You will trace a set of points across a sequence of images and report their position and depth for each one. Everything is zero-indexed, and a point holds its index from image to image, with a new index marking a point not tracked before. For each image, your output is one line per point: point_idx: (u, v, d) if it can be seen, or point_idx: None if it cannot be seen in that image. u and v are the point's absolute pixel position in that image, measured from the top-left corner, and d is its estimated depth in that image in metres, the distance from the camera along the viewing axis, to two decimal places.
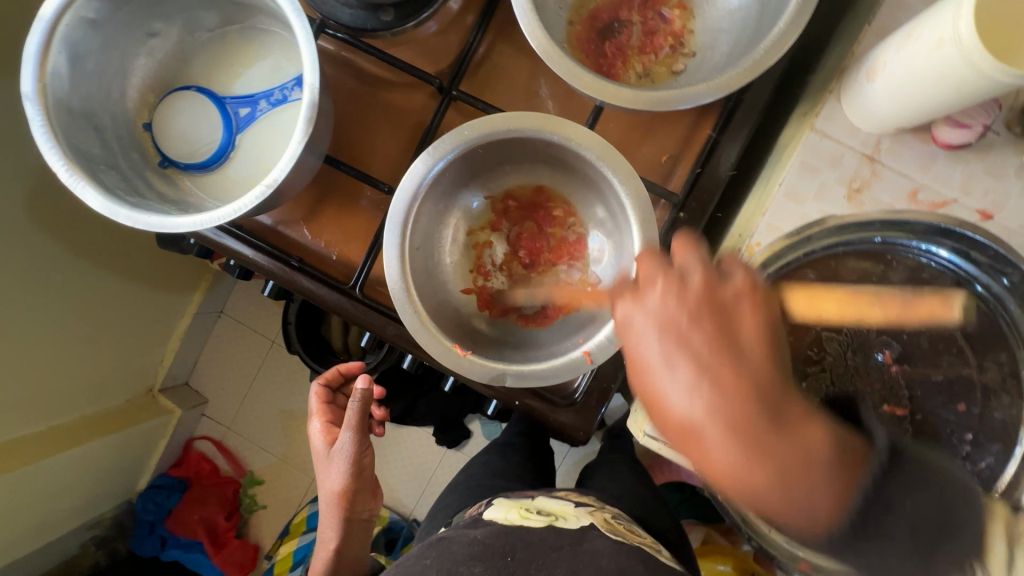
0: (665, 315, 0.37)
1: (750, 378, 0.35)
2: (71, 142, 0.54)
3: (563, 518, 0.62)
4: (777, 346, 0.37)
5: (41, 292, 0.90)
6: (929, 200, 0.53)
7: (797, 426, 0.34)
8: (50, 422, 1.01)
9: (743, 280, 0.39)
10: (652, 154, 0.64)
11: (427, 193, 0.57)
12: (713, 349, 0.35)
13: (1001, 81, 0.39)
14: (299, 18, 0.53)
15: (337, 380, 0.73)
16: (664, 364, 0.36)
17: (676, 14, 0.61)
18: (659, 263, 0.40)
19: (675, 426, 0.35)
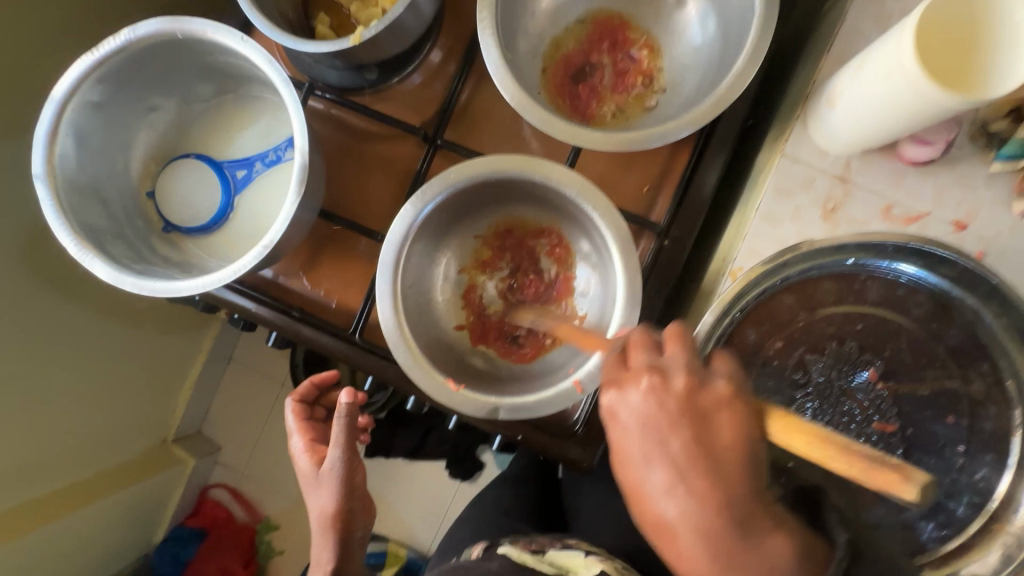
0: (647, 417, 0.39)
1: (722, 487, 0.37)
2: (79, 218, 0.57)
3: (572, 574, 0.60)
4: (756, 462, 0.38)
5: (58, 354, 0.92)
6: (902, 215, 0.55)
7: (766, 537, 0.37)
8: (66, 481, 1.02)
9: (726, 386, 0.39)
10: (634, 185, 0.67)
11: (418, 235, 0.59)
12: (691, 455, 0.37)
13: (947, 102, 0.41)
14: (287, 87, 0.57)
15: (312, 394, 0.73)
16: (643, 462, 0.39)
17: (645, 53, 0.64)
18: (650, 354, 0.42)
19: (651, 520, 0.39)
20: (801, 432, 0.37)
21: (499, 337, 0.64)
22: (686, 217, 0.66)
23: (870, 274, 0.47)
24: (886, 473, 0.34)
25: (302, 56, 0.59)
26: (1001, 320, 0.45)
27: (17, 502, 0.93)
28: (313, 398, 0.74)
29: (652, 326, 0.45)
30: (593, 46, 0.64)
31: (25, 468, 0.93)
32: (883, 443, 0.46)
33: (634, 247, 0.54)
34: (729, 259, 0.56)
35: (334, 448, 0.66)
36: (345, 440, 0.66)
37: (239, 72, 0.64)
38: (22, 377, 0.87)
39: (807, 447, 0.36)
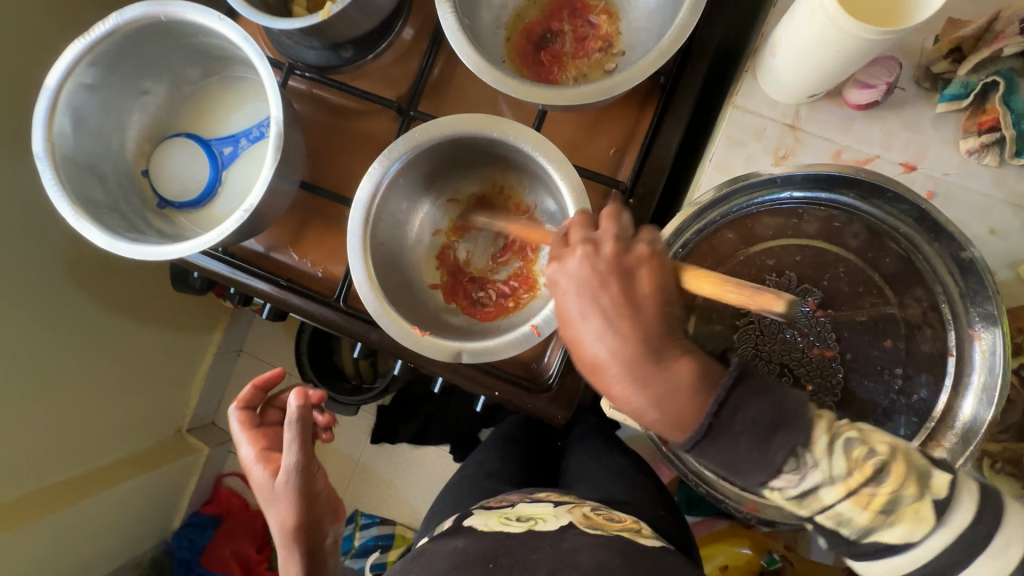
0: (582, 278, 0.40)
1: (641, 324, 0.39)
2: (78, 191, 0.62)
3: (542, 522, 0.64)
4: (670, 308, 0.40)
5: (75, 339, 0.97)
6: (853, 159, 0.56)
7: (676, 363, 0.38)
8: (90, 464, 1.07)
9: (647, 248, 0.41)
10: (600, 149, 0.69)
11: (387, 195, 0.61)
12: (617, 306, 0.39)
13: (869, 38, 0.43)
14: (263, 62, 0.61)
15: (256, 400, 0.76)
16: (578, 316, 0.40)
17: (603, 19, 0.66)
18: (586, 230, 0.43)
19: (586, 361, 0.40)
20: (708, 276, 0.38)
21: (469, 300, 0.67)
22: (650, 177, 0.68)
23: (806, 206, 0.47)
24: (761, 295, 0.34)
25: (277, 32, 0.62)
26: (935, 245, 0.45)
27: (45, 482, 0.98)
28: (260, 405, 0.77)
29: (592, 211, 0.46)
30: (554, 14, 0.66)
31: (50, 449, 0.98)
32: (823, 367, 0.47)
33: (586, 196, 0.55)
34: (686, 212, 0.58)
35: (288, 456, 0.66)
36: (299, 446, 0.66)
37: (222, 54, 0.69)
38: (43, 359, 0.92)
39: (713, 289, 0.37)
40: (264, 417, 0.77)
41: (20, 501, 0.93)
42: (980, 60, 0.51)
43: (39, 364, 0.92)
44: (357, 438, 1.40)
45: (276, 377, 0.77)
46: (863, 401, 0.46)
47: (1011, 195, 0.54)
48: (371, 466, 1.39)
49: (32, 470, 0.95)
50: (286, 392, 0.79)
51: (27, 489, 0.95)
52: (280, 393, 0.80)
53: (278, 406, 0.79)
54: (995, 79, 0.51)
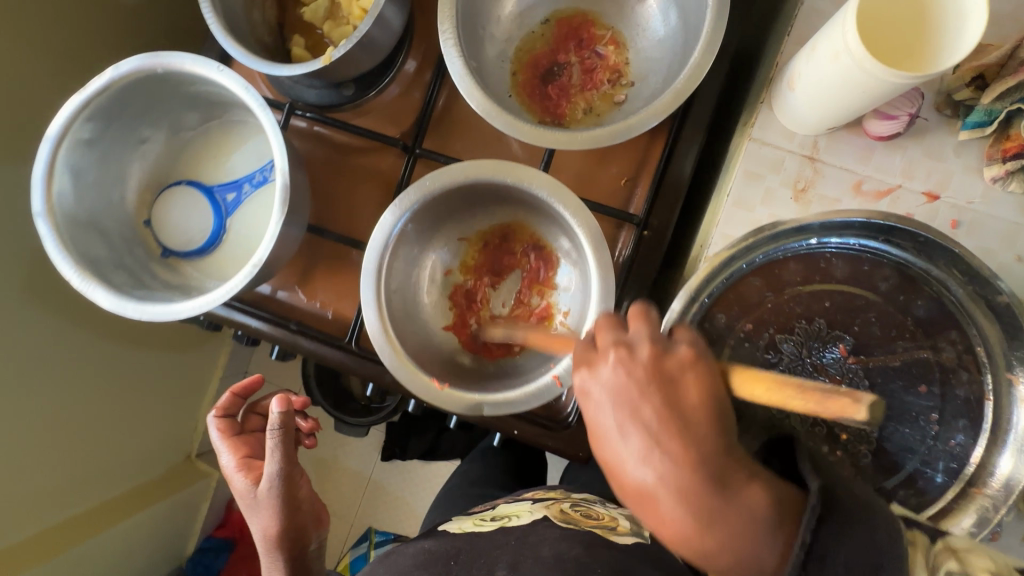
0: (617, 387, 0.42)
1: (694, 445, 0.39)
2: (81, 251, 0.61)
3: (514, 518, 0.67)
4: (721, 417, 0.41)
5: (79, 373, 0.94)
6: (873, 189, 0.55)
7: (742, 490, 0.38)
8: (101, 497, 1.04)
9: (686, 350, 0.43)
10: (611, 179, 0.67)
11: (398, 243, 0.61)
12: (662, 419, 0.40)
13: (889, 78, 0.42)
14: (265, 112, 0.59)
15: (235, 407, 0.73)
16: (619, 432, 0.41)
17: (611, 49, 0.65)
18: (615, 332, 0.46)
19: (632, 489, 0.40)
20: (758, 378, 0.41)
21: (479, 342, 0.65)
22: (663, 206, 0.66)
23: (837, 251, 0.47)
24: (839, 399, 0.37)
25: (277, 79, 0.61)
26: (966, 290, 0.44)
27: (66, 517, 0.96)
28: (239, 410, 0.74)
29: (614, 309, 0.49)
30: (560, 46, 0.65)
31: (69, 483, 0.95)
32: (856, 414, 0.46)
33: (605, 243, 0.55)
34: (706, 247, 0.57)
35: (270, 464, 0.64)
36: (282, 453, 0.64)
37: (221, 99, 0.67)
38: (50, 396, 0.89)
39: (770, 394, 0.40)
40: (245, 423, 0.75)
41: (40, 538, 0.91)
42: (1003, 90, 0.49)
43: (51, 401, 0.90)
44: (368, 455, 1.38)
45: (255, 384, 0.74)
46: (896, 449, 0.46)
47: None
48: (383, 482, 1.37)
49: (52, 505, 0.93)
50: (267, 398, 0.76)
51: (47, 525, 0.93)
52: (262, 398, 0.78)
53: (259, 412, 0.76)
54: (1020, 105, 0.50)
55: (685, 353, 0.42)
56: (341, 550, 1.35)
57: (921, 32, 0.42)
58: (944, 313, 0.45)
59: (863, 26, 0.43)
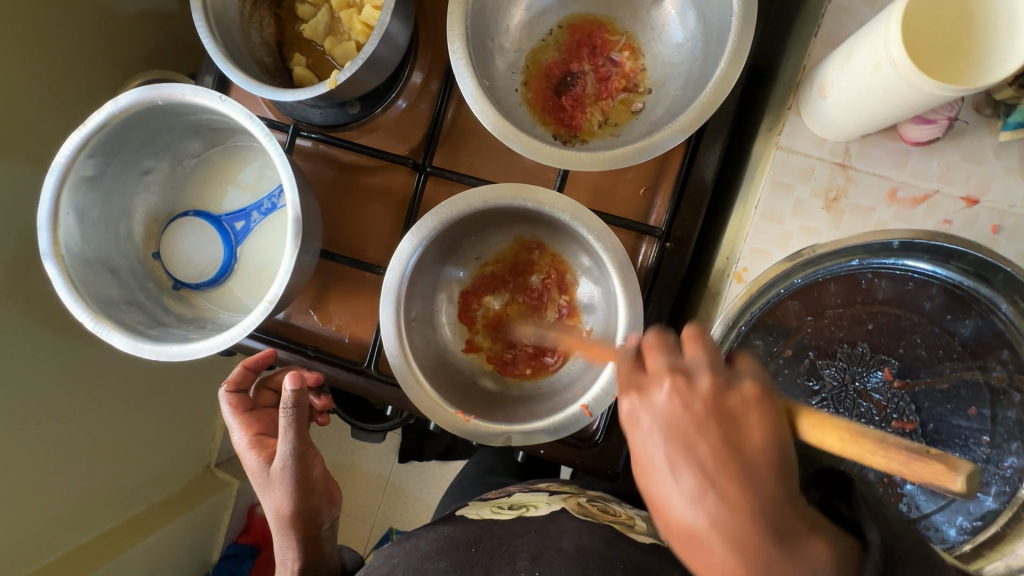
0: (671, 420, 0.39)
1: (754, 490, 0.36)
2: (92, 292, 0.59)
3: (534, 508, 0.66)
4: (786, 465, 0.37)
5: (93, 386, 0.88)
6: (909, 196, 0.53)
7: (806, 548, 0.35)
8: (123, 515, 0.97)
9: (753, 386, 0.39)
10: (630, 189, 0.64)
11: (416, 271, 0.59)
12: (720, 460, 0.37)
13: (929, 88, 0.39)
14: (271, 141, 0.57)
15: (247, 381, 0.68)
16: (668, 468, 0.38)
17: (626, 55, 0.62)
18: (667, 355, 0.42)
19: (680, 530, 0.37)
20: (831, 426, 0.36)
21: (470, 314, 0.65)
22: (689, 212, 0.64)
23: (876, 272, 0.50)
24: (930, 464, 0.32)
25: (280, 105, 0.59)
26: (1015, 309, 0.47)
27: (107, 526, 0.94)
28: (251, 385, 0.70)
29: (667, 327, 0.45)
30: (572, 55, 0.62)
31: (93, 501, 0.91)
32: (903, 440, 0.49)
33: (632, 267, 0.54)
34: (734, 260, 0.55)
35: (283, 443, 0.61)
36: (295, 432, 0.61)
37: (223, 125, 0.65)
38: (65, 410, 0.83)
39: (844, 445, 0.35)
40: (257, 398, 0.71)
41: (83, 550, 0.89)
42: None
43: (84, 414, 0.87)
44: (386, 458, 1.34)
45: (268, 359, 0.68)
46: None
47: None
48: (402, 484, 1.34)
49: (95, 515, 0.91)
50: (281, 372, 0.72)
51: (90, 535, 0.91)
52: (275, 371, 0.73)
53: (272, 387, 0.72)
54: None
55: (749, 391, 0.38)
56: (363, 553, 1.31)
57: (966, 37, 0.39)
58: (995, 336, 0.48)
59: (909, 28, 0.40)
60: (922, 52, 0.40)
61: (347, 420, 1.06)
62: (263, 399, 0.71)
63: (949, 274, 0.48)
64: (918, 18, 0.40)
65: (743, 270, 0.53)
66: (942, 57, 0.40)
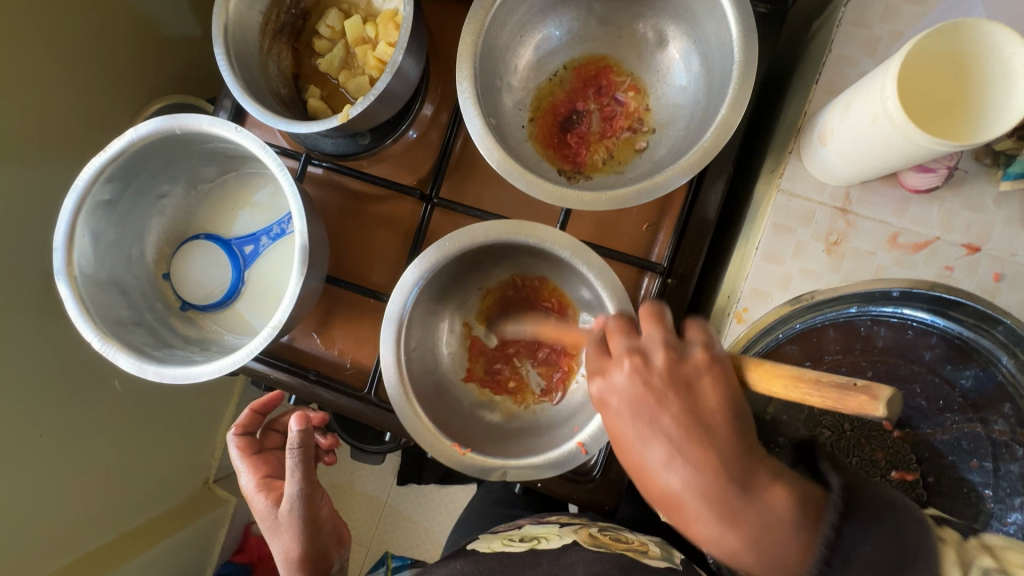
0: (634, 396, 0.43)
1: (715, 452, 0.40)
2: (102, 312, 0.61)
3: (545, 540, 0.65)
4: (738, 412, 0.42)
5: (97, 399, 0.88)
6: (909, 242, 0.53)
7: (766, 492, 0.39)
8: (120, 530, 0.97)
9: (702, 352, 0.43)
10: (633, 225, 0.65)
11: (417, 302, 0.60)
12: (681, 426, 0.41)
13: (923, 142, 0.40)
14: (283, 172, 0.58)
15: (254, 424, 0.70)
16: (639, 441, 0.43)
17: (631, 96, 0.63)
18: (627, 338, 0.46)
19: (659, 492, 0.42)
20: (774, 375, 0.41)
21: (475, 345, 0.66)
22: (692, 248, 0.64)
23: (874, 320, 0.50)
24: (856, 397, 0.37)
25: (294, 136, 0.60)
26: (1016, 362, 0.46)
27: (103, 540, 0.93)
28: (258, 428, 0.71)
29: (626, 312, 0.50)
30: (578, 94, 0.64)
31: (90, 515, 0.90)
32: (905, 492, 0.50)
33: (632, 306, 0.54)
34: (734, 299, 0.55)
35: (290, 484, 0.61)
36: (302, 473, 0.61)
37: (237, 153, 0.67)
38: (69, 423, 0.84)
39: (788, 390, 0.40)
40: (263, 440, 0.72)
41: (78, 564, 0.88)
42: None
43: (88, 425, 0.87)
44: (385, 479, 1.33)
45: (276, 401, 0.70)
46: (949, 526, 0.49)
47: None
48: (399, 507, 1.32)
49: (92, 529, 0.91)
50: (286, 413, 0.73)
51: (87, 547, 0.90)
52: (280, 413, 0.74)
53: (278, 429, 0.73)
54: None
55: (699, 359, 0.43)
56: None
57: (961, 92, 0.40)
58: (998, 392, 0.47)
59: (903, 82, 0.41)
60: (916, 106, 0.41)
61: (346, 441, 1.06)
62: (269, 441, 0.72)
63: (949, 325, 0.48)
64: (912, 73, 0.41)
65: (743, 310, 0.54)
66: (943, 111, 0.41)
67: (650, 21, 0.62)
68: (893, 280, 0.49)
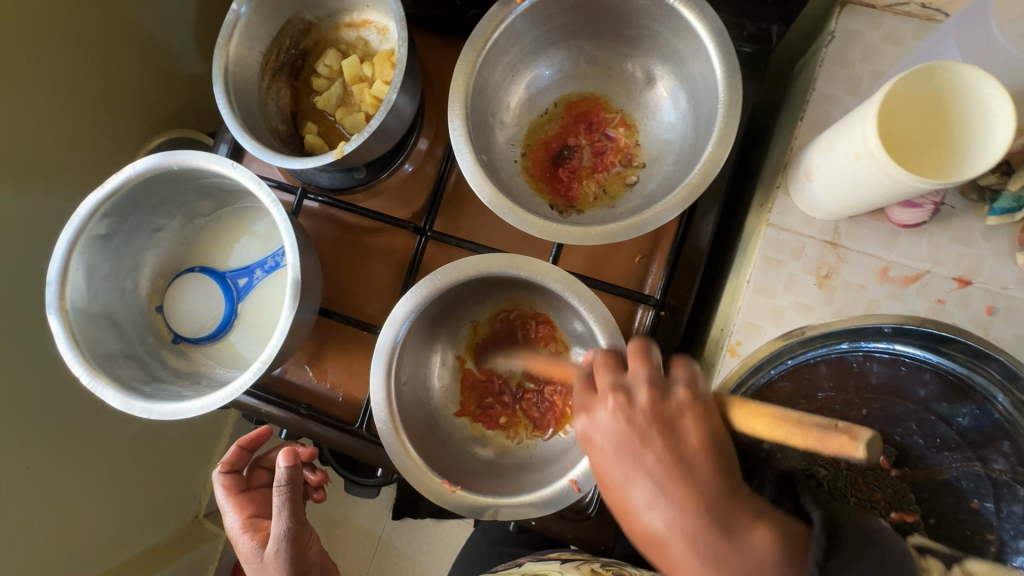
0: (616, 433, 0.43)
1: (696, 489, 0.39)
2: (92, 345, 0.60)
3: None
4: (726, 455, 0.41)
5: (89, 429, 0.86)
6: (900, 275, 0.53)
7: (748, 534, 0.36)
8: (104, 567, 0.93)
9: (685, 392, 0.43)
10: (626, 256, 0.65)
11: (409, 335, 0.60)
12: (662, 463, 0.40)
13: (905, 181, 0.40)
14: (277, 207, 0.59)
15: (241, 462, 0.69)
16: (625, 481, 0.42)
17: (621, 131, 0.65)
18: (612, 374, 0.46)
19: (643, 535, 0.41)
20: (756, 413, 0.40)
21: (467, 377, 0.65)
22: (685, 280, 0.64)
23: (868, 356, 0.50)
24: (836, 437, 0.36)
25: (290, 171, 0.62)
26: (1011, 400, 0.46)
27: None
28: (245, 465, 0.70)
29: (616, 348, 0.50)
30: (570, 129, 0.65)
31: (75, 551, 0.87)
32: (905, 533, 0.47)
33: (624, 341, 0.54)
34: (727, 332, 0.55)
35: (277, 523, 0.59)
36: (289, 510, 0.59)
37: (233, 187, 0.67)
38: (58, 455, 0.82)
39: (769, 430, 0.39)
40: (251, 478, 0.70)
41: None
42: None
43: (78, 457, 0.85)
44: (380, 513, 1.30)
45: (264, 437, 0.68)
46: None
47: None
48: (394, 542, 1.28)
49: (76, 566, 0.88)
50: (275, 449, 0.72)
51: None
52: (268, 450, 0.73)
53: (266, 466, 0.72)
54: None
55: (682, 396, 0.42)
56: None
57: (942, 131, 0.41)
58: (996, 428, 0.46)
59: (886, 123, 0.42)
60: (898, 146, 0.42)
61: (341, 474, 1.04)
62: (257, 479, 0.70)
63: (942, 362, 0.47)
64: (893, 114, 0.42)
65: (736, 344, 0.54)
66: (926, 152, 0.42)
67: (638, 60, 0.63)
68: (883, 315, 0.49)
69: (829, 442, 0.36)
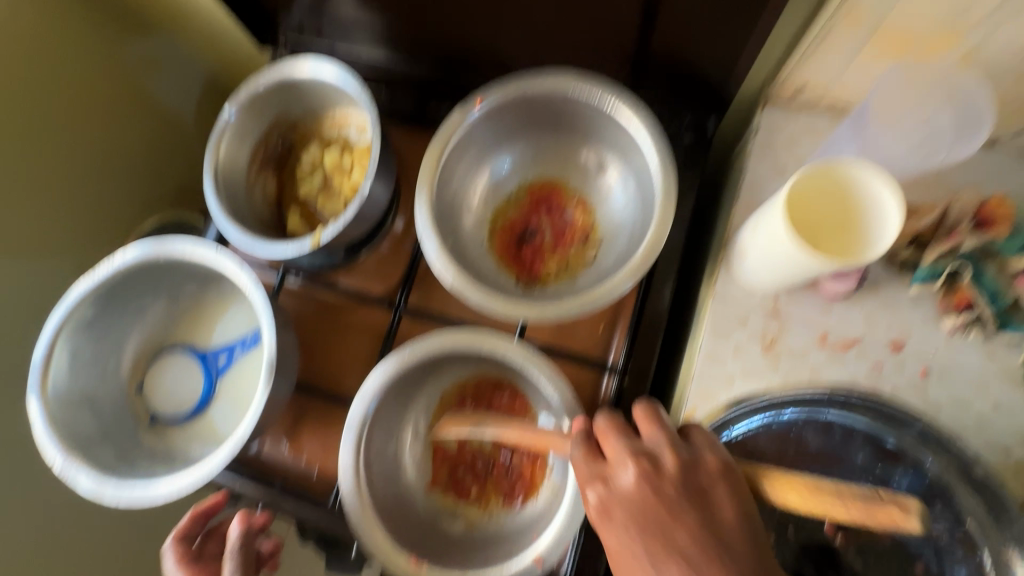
0: (640, 505, 0.43)
1: (736, 565, 0.40)
2: (69, 428, 0.62)
3: None
4: (752, 525, 0.43)
5: None
6: (839, 341, 0.57)
7: None
8: None
9: (710, 459, 0.45)
10: (590, 326, 0.68)
11: (378, 410, 0.62)
12: (695, 536, 0.41)
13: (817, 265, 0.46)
14: (259, 293, 0.64)
15: (196, 528, 0.69)
16: (652, 560, 0.41)
17: (579, 212, 0.70)
18: (628, 441, 0.47)
19: None
20: (789, 484, 0.44)
21: (438, 449, 0.66)
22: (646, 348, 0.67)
23: (806, 421, 0.54)
24: (886, 510, 0.40)
25: (272, 257, 0.67)
26: (939, 462, 0.50)
27: None
28: (199, 532, 0.70)
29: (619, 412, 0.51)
30: (532, 210, 0.71)
31: None
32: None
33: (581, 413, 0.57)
34: (683, 400, 0.58)
35: None
36: None
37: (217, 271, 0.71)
38: None
39: (805, 500, 0.43)
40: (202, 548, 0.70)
41: None
42: (944, 250, 0.53)
43: None
44: None
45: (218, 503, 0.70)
46: None
47: (1004, 368, 0.54)
48: None
49: None
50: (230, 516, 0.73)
51: None
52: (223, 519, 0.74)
53: (219, 535, 0.72)
54: (960, 263, 0.53)
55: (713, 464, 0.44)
56: None
57: (846, 220, 0.46)
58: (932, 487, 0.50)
59: (796, 214, 0.47)
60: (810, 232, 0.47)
61: None
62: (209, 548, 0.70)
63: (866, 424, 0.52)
64: (803, 205, 0.48)
65: (691, 411, 0.56)
66: (835, 232, 0.47)
67: (593, 148, 0.69)
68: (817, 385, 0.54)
69: (882, 514, 0.40)
